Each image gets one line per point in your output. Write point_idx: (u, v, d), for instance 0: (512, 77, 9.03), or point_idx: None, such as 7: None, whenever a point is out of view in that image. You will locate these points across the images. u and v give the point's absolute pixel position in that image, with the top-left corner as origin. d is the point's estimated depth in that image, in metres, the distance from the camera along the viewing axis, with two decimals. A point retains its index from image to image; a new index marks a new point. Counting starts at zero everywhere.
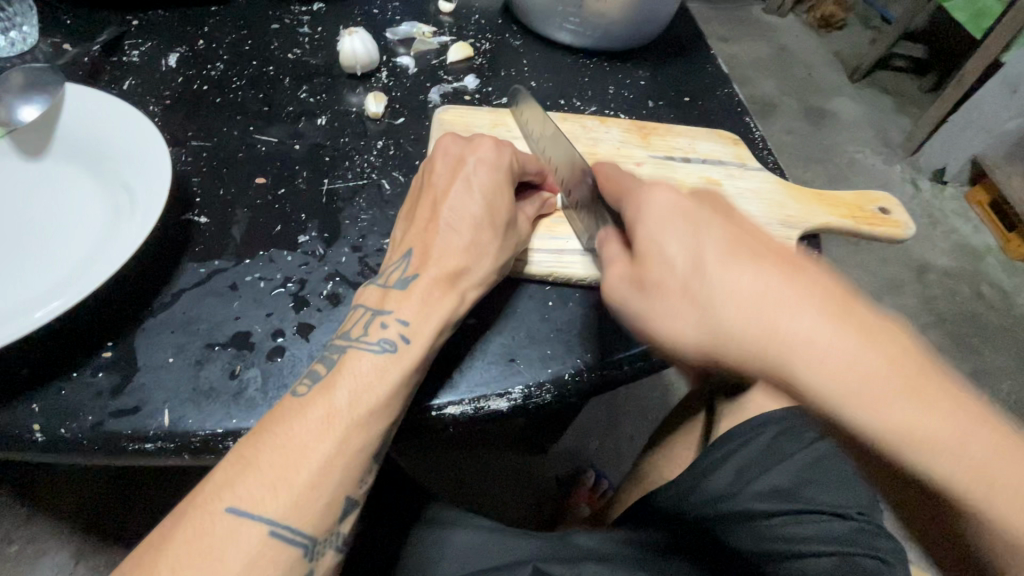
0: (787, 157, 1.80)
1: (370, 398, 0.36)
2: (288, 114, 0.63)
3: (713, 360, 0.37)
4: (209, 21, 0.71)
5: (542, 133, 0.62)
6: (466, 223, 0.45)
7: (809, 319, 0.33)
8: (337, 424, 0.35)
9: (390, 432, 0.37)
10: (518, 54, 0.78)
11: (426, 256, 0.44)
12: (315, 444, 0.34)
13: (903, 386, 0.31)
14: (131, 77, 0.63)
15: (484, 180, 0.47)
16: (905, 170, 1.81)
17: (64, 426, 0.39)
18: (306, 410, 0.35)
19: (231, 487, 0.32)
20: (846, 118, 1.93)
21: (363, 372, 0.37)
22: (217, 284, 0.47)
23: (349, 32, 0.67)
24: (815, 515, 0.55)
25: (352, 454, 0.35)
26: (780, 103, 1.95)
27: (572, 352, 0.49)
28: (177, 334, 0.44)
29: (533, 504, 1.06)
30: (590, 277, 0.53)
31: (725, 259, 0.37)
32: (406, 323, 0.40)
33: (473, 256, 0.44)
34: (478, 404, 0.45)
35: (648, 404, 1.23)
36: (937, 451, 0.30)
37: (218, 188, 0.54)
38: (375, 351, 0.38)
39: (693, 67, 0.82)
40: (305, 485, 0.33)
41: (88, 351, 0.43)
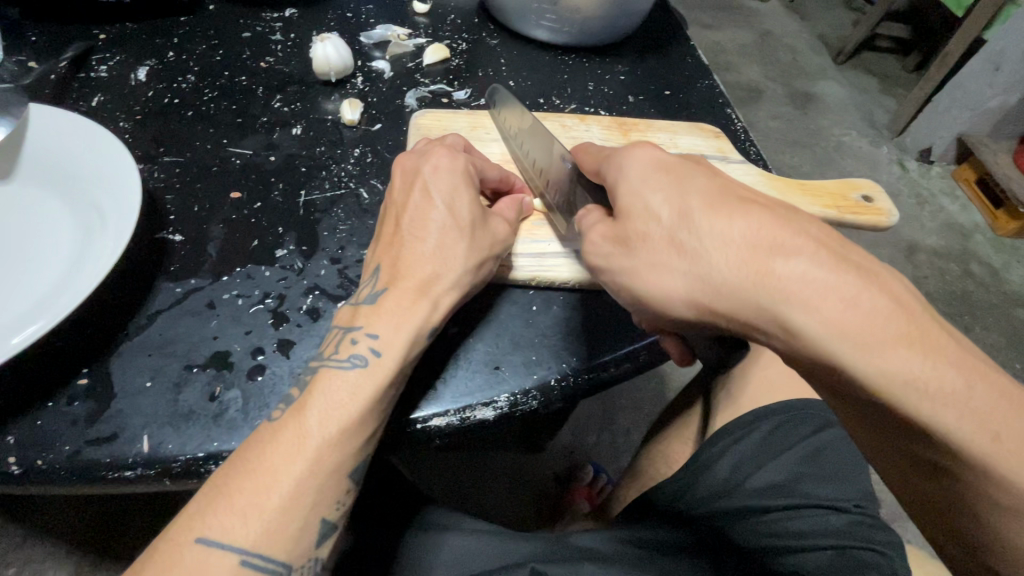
0: (773, 143, 1.80)
1: (341, 416, 0.36)
2: (262, 124, 0.62)
3: (706, 306, 0.37)
4: (179, 32, 0.70)
5: (519, 128, 0.62)
6: (431, 230, 0.44)
7: (799, 260, 0.33)
8: (308, 445, 0.34)
9: (366, 448, 0.37)
10: (495, 53, 0.77)
11: (396, 270, 0.43)
12: (286, 467, 0.33)
13: (882, 321, 0.31)
14: (100, 93, 0.62)
15: (445, 187, 0.46)
16: (891, 152, 1.81)
17: (41, 457, 0.38)
18: (278, 434, 0.35)
19: (202, 517, 0.31)
20: (831, 101, 1.93)
21: (335, 390, 0.37)
22: (193, 304, 0.47)
23: (322, 38, 0.66)
24: (812, 508, 0.56)
25: (324, 476, 0.34)
26: (765, 88, 1.94)
27: (558, 357, 0.48)
28: (153, 357, 0.43)
29: (532, 503, 1.06)
30: (574, 280, 0.53)
31: (713, 208, 0.37)
32: (377, 338, 0.39)
33: (448, 266, 0.43)
34: (463, 414, 0.44)
35: (642, 397, 1.23)
36: (926, 396, 0.30)
37: (193, 203, 0.54)
38: (346, 368, 0.38)
39: (672, 60, 0.82)
40: (277, 510, 0.32)
41: (66, 377, 0.42)
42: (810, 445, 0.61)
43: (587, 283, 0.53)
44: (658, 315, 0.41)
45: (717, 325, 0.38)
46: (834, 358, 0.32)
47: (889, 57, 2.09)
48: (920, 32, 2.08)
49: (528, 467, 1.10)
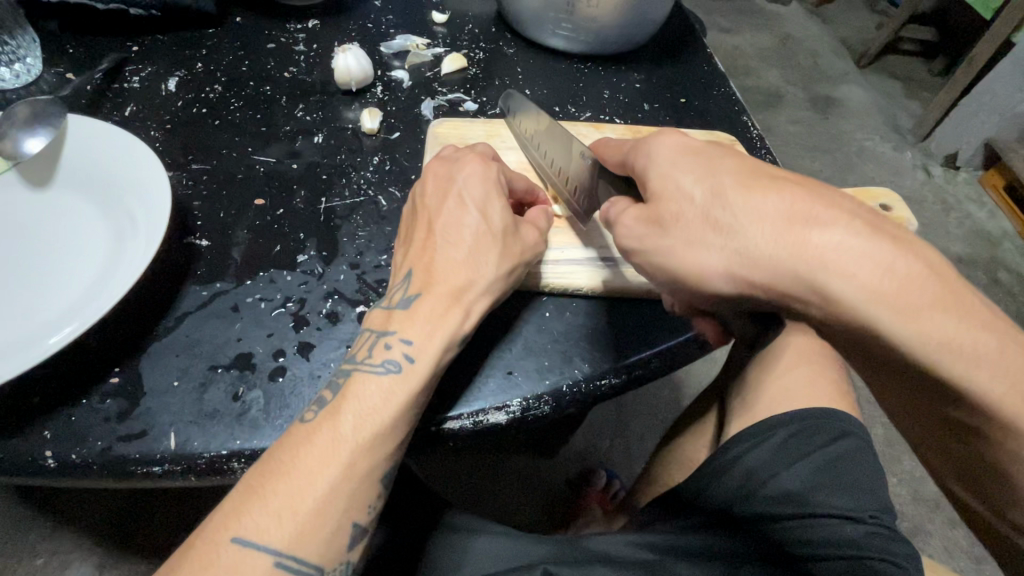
0: (792, 148, 1.78)
1: (375, 423, 0.37)
2: (285, 133, 0.64)
3: (748, 279, 0.41)
4: (207, 44, 0.72)
5: (535, 132, 0.62)
6: (465, 235, 0.45)
7: (834, 232, 0.38)
8: (343, 450, 0.35)
9: (396, 454, 0.38)
10: (512, 62, 0.78)
11: (429, 275, 0.44)
12: (320, 470, 0.35)
13: (910, 286, 0.36)
14: (132, 104, 0.64)
15: (478, 195, 0.48)
16: (914, 157, 1.78)
17: (74, 451, 0.40)
18: (313, 437, 0.36)
19: (237, 517, 0.33)
20: (852, 106, 1.90)
21: (369, 395, 0.38)
22: (219, 307, 0.48)
23: (342, 49, 0.67)
24: (827, 519, 0.53)
25: (356, 480, 0.35)
26: (784, 93, 1.92)
27: (571, 363, 0.49)
28: (180, 357, 0.45)
29: (545, 508, 1.06)
30: (589, 287, 0.53)
31: (747, 187, 0.41)
32: (411, 344, 0.40)
33: (483, 272, 0.44)
34: (477, 418, 0.45)
35: (657, 403, 1.24)
36: (954, 348, 0.36)
37: (218, 209, 0.55)
38: (380, 373, 0.39)
39: (687, 68, 0.82)
40: (311, 513, 0.34)
41: (96, 376, 0.44)
42: (830, 451, 0.57)
43: (602, 291, 0.54)
44: (691, 292, 0.44)
45: (751, 296, 0.42)
46: (874, 321, 0.37)
47: (913, 60, 2.06)
48: (946, 34, 2.04)
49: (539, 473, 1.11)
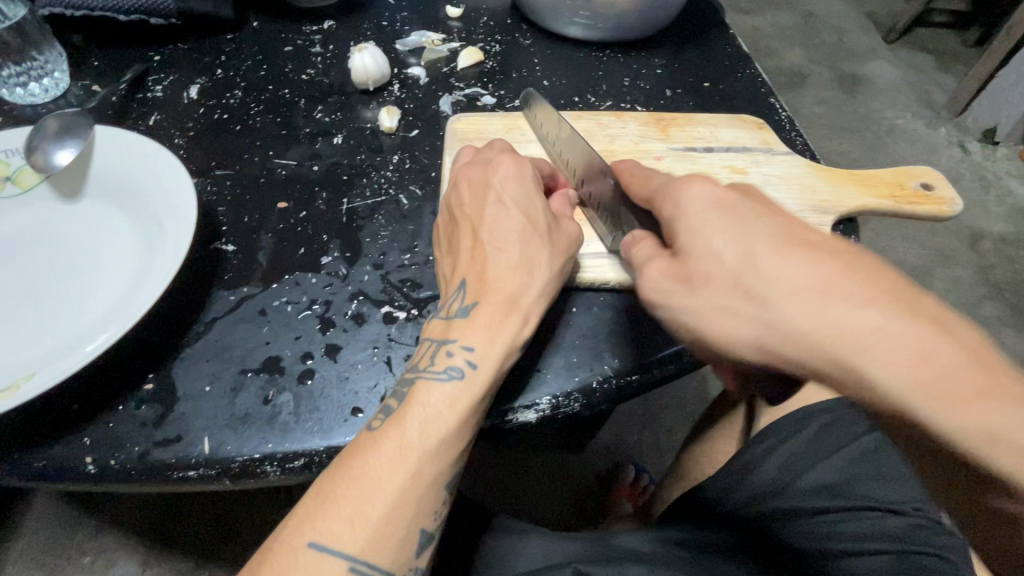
0: (820, 129, 1.72)
1: (441, 428, 0.37)
2: (305, 135, 0.64)
3: (773, 355, 0.35)
4: (226, 50, 0.73)
5: (557, 136, 0.61)
6: (512, 239, 0.45)
7: (873, 311, 0.32)
8: (411, 456, 0.35)
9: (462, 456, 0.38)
10: (529, 53, 0.77)
11: (483, 283, 0.43)
12: (390, 476, 0.35)
13: (956, 376, 0.30)
14: (156, 112, 0.65)
15: (518, 198, 0.47)
16: (951, 132, 1.70)
17: (113, 458, 0.41)
18: (380, 443, 0.36)
19: (313, 522, 0.33)
20: (882, 83, 1.83)
21: (434, 402, 0.38)
22: (247, 311, 0.49)
23: (359, 48, 0.67)
24: (871, 512, 0.56)
25: (425, 485, 0.35)
26: (809, 72, 1.86)
27: (600, 359, 0.48)
28: (211, 362, 0.45)
29: (575, 503, 1.06)
30: (615, 281, 0.52)
31: (777, 252, 0.35)
32: (472, 351, 0.40)
33: (536, 278, 0.43)
34: (506, 417, 0.45)
35: (686, 395, 1.22)
36: (1013, 450, 0.29)
37: (243, 214, 0.56)
38: (444, 380, 0.38)
39: (710, 51, 0.80)
40: (382, 518, 0.34)
41: (131, 383, 0.44)
42: (864, 445, 0.61)
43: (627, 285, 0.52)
44: (718, 357, 0.39)
45: (785, 373, 0.36)
46: (921, 418, 0.31)
47: (946, 31, 1.97)
48: None
49: (570, 468, 1.10)
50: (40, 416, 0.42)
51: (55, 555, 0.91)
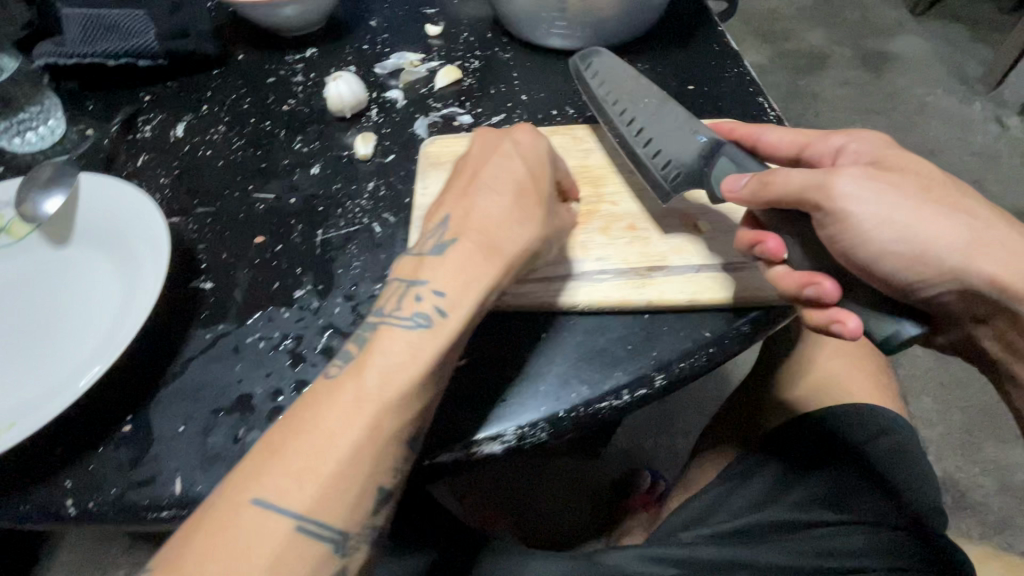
0: (842, 113, 1.64)
1: (399, 381, 0.37)
2: (284, 167, 0.65)
3: None
4: (212, 85, 0.75)
5: (632, 102, 0.58)
6: (501, 189, 0.44)
7: None
8: (367, 409, 0.36)
9: (422, 415, 0.38)
10: (509, 67, 0.76)
11: (466, 224, 0.43)
12: (343, 429, 0.35)
13: None
14: (145, 153, 0.67)
15: (520, 153, 0.47)
16: (987, 107, 1.61)
17: (91, 500, 0.43)
18: (337, 393, 0.36)
19: (260, 479, 0.34)
20: (910, 59, 1.73)
21: (393, 352, 0.38)
22: (221, 349, 0.50)
23: (334, 77, 0.68)
24: (856, 527, 0.59)
25: (382, 442, 0.36)
26: (830, 54, 1.78)
27: (568, 386, 0.47)
28: (186, 402, 0.47)
29: (590, 512, 1.05)
30: (582, 303, 0.50)
31: None
32: (443, 297, 0.40)
33: (523, 232, 0.43)
34: (471, 450, 0.44)
35: (704, 399, 1.20)
36: None
37: (222, 251, 0.57)
38: (410, 326, 0.39)
39: (698, 51, 0.78)
40: (333, 474, 0.34)
41: (111, 425, 0.46)
42: (855, 461, 0.64)
43: (597, 307, 0.50)
44: None
45: None
46: None
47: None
48: None
49: (586, 478, 1.09)
50: (28, 459, 0.44)
51: (92, 568, 0.96)
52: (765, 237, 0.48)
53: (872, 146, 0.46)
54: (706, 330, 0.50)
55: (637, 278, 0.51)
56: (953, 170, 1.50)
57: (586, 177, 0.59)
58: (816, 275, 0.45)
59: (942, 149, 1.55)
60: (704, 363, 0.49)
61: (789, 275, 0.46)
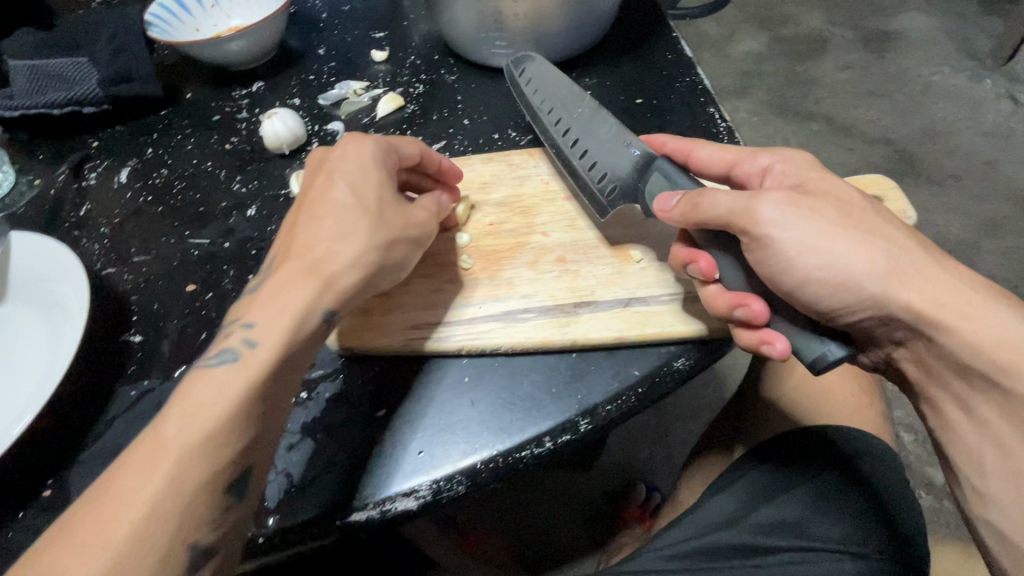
0: (843, 97, 1.56)
1: (200, 417, 0.36)
2: (221, 210, 0.64)
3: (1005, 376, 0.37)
4: (160, 127, 0.74)
5: (569, 116, 0.58)
6: (326, 212, 0.46)
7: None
8: (163, 456, 0.34)
9: (236, 454, 0.37)
10: (454, 90, 0.75)
11: (287, 256, 0.45)
12: (137, 487, 0.33)
13: None
14: (89, 202, 0.68)
15: (345, 173, 0.47)
16: (997, 84, 1.53)
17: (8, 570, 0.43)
18: (132, 452, 0.35)
19: (41, 557, 0.32)
20: (914, 37, 1.65)
21: (198, 391, 0.37)
22: (145, 406, 0.50)
23: (269, 115, 0.67)
24: (820, 553, 0.56)
25: (182, 489, 0.34)
26: (829, 36, 1.68)
27: (488, 434, 0.46)
28: (105, 465, 0.47)
29: (585, 528, 0.98)
30: (505, 345, 0.49)
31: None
32: (253, 329, 0.41)
33: (344, 249, 0.44)
34: (383, 507, 0.43)
35: (700, 405, 1.13)
36: None
37: (154, 302, 0.57)
38: (218, 363, 0.39)
39: (650, 60, 0.75)
40: (125, 539, 0.32)
41: (31, 490, 0.46)
42: (827, 482, 0.59)
43: (520, 347, 0.50)
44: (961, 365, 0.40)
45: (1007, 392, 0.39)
46: None
47: None
48: None
49: (580, 493, 1.02)
50: None
51: None
52: (698, 256, 0.47)
53: (795, 168, 0.47)
54: (634, 368, 0.49)
55: (563, 315, 0.50)
56: (962, 152, 1.44)
57: (518, 208, 0.57)
58: (746, 296, 0.45)
59: (949, 131, 1.48)
60: (632, 403, 0.48)
61: (722, 296, 0.46)
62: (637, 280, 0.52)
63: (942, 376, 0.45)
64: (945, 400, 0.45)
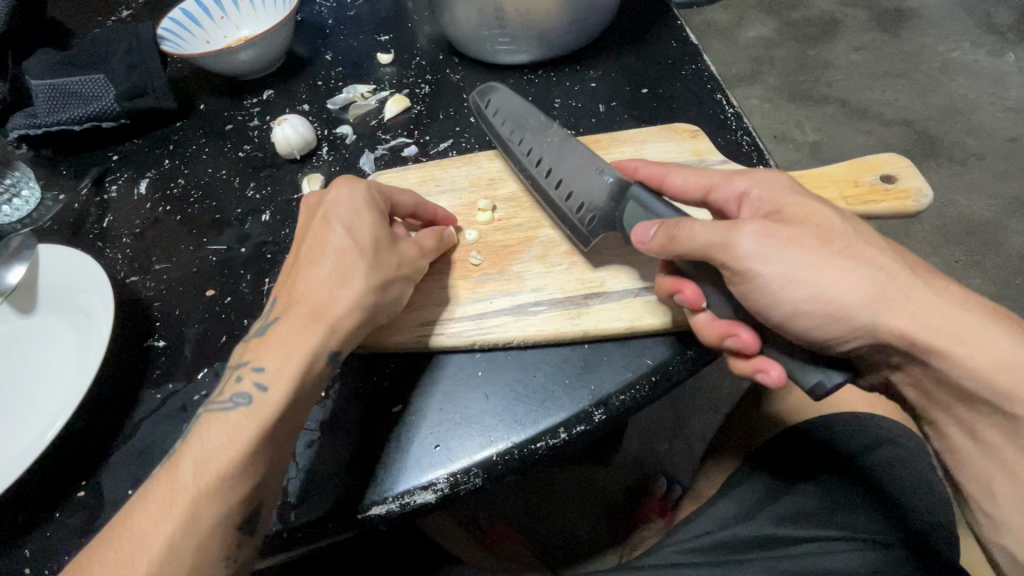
0: (856, 80, 1.52)
1: (216, 463, 0.37)
2: (236, 217, 0.66)
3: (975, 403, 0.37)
4: (174, 138, 0.76)
5: (540, 145, 0.57)
6: (328, 252, 0.45)
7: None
8: (181, 499, 0.35)
9: (249, 499, 0.38)
10: (460, 89, 0.75)
11: (290, 297, 0.44)
12: (156, 528, 0.34)
13: None
14: (110, 213, 0.70)
15: (344, 212, 0.47)
16: (1019, 58, 1.49)
17: (47, 567, 0.45)
18: (153, 491, 0.36)
19: None
20: (930, 14, 1.60)
21: (211, 436, 0.38)
22: (170, 408, 0.51)
23: (279, 121, 0.68)
24: (840, 543, 0.54)
25: (200, 533, 0.35)
26: (841, 17, 1.64)
27: (503, 427, 0.46)
28: (133, 465, 0.48)
29: (604, 520, 0.99)
30: (516, 338, 0.50)
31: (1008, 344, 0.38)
32: (262, 373, 0.40)
33: (348, 289, 0.43)
34: (403, 500, 0.44)
35: (717, 396, 1.13)
36: None
37: (174, 307, 0.59)
38: (230, 409, 0.39)
39: (655, 49, 0.74)
40: None
41: (66, 489, 0.48)
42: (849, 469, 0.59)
43: (532, 341, 0.50)
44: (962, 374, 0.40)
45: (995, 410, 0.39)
46: None
47: None
48: None
49: (599, 487, 1.02)
50: None
51: None
52: (682, 285, 0.47)
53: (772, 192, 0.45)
54: (647, 358, 0.49)
55: (573, 307, 0.51)
56: (984, 130, 1.40)
57: (525, 203, 0.57)
58: (735, 324, 0.45)
59: (970, 108, 1.44)
60: (646, 392, 0.48)
61: (711, 324, 0.46)
62: (647, 270, 0.52)
63: (944, 401, 0.43)
64: (948, 424, 0.44)
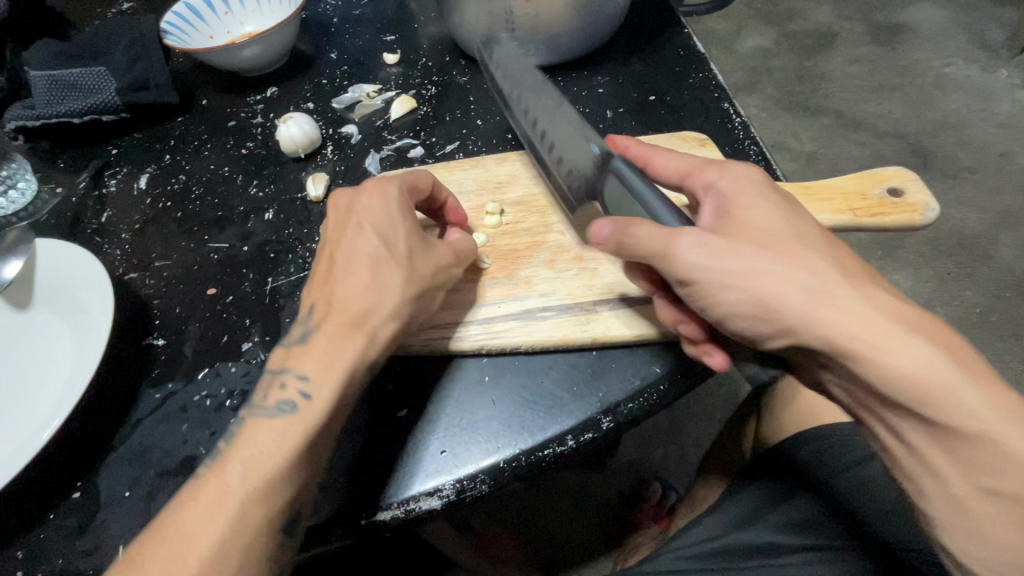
0: (853, 92, 1.54)
1: (263, 468, 0.36)
2: (239, 214, 0.65)
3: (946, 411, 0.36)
4: (175, 133, 0.75)
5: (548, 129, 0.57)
6: (365, 262, 0.44)
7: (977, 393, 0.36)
8: (229, 501, 0.35)
9: (294, 501, 0.37)
10: (467, 91, 0.75)
11: (330, 303, 0.43)
12: (207, 529, 0.34)
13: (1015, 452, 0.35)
14: (109, 208, 0.69)
15: (377, 217, 0.46)
16: (1011, 75, 1.51)
17: (40, 569, 0.44)
18: (200, 493, 0.36)
19: None
20: (926, 29, 1.63)
21: (260, 440, 0.38)
22: (169, 408, 0.50)
23: (285, 119, 0.68)
24: (846, 554, 0.53)
25: (246, 535, 0.35)
26: (838, 30, 1.66)
27: (512, 433, 0.46)
28: (130, 466, 0.47)
29: (598, 525, 0.99)
30: (525, 344, 0.50)
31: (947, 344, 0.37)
32: (306, 380, 0.40)
33: (383, 296, 0.43)
34: (409, 507, 0.43)
35: (713, 403, 1.13)
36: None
37: (175, 305, 0.58)
38: (274, 415, 0.39)
39: (662, 57, 0.75)
40: None
41: (61, 490, 0.47)
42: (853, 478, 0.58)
43: (541, 347, 0.50)
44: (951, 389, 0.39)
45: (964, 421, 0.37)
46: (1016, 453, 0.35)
47: None
48: None
49: (595, 492, 1.02)
50: None
51: None
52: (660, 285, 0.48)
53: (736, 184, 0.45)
54: (655, 366, 0.49)
55: (582, 313, 0.51)
56: (977, 144, 1.42)
57: (533, 208, 0.57)
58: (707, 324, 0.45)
59: (963, 123, 1.46)
60: (655, 401, 0.48)
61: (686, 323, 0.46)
62: None
63: None
64: None
